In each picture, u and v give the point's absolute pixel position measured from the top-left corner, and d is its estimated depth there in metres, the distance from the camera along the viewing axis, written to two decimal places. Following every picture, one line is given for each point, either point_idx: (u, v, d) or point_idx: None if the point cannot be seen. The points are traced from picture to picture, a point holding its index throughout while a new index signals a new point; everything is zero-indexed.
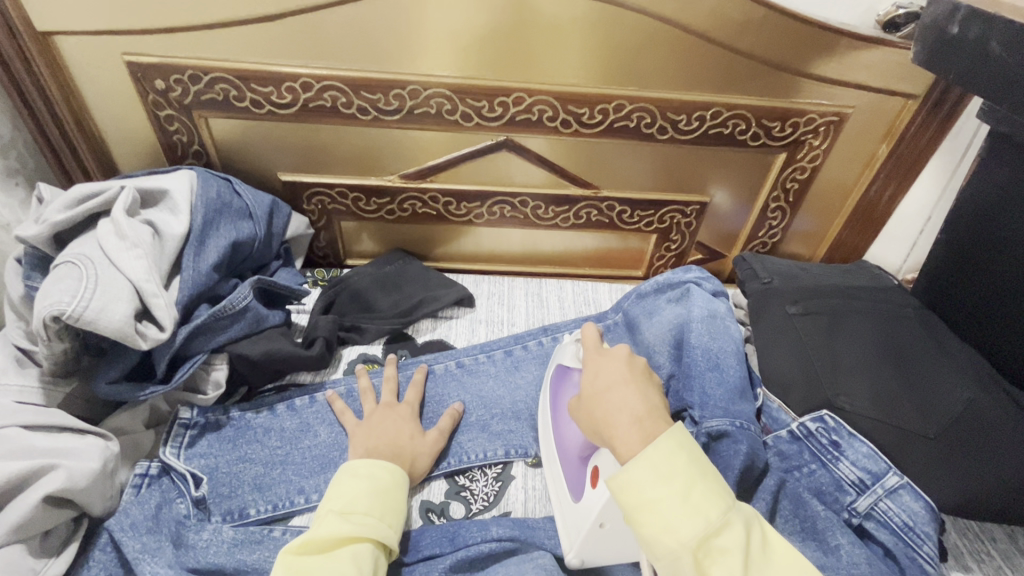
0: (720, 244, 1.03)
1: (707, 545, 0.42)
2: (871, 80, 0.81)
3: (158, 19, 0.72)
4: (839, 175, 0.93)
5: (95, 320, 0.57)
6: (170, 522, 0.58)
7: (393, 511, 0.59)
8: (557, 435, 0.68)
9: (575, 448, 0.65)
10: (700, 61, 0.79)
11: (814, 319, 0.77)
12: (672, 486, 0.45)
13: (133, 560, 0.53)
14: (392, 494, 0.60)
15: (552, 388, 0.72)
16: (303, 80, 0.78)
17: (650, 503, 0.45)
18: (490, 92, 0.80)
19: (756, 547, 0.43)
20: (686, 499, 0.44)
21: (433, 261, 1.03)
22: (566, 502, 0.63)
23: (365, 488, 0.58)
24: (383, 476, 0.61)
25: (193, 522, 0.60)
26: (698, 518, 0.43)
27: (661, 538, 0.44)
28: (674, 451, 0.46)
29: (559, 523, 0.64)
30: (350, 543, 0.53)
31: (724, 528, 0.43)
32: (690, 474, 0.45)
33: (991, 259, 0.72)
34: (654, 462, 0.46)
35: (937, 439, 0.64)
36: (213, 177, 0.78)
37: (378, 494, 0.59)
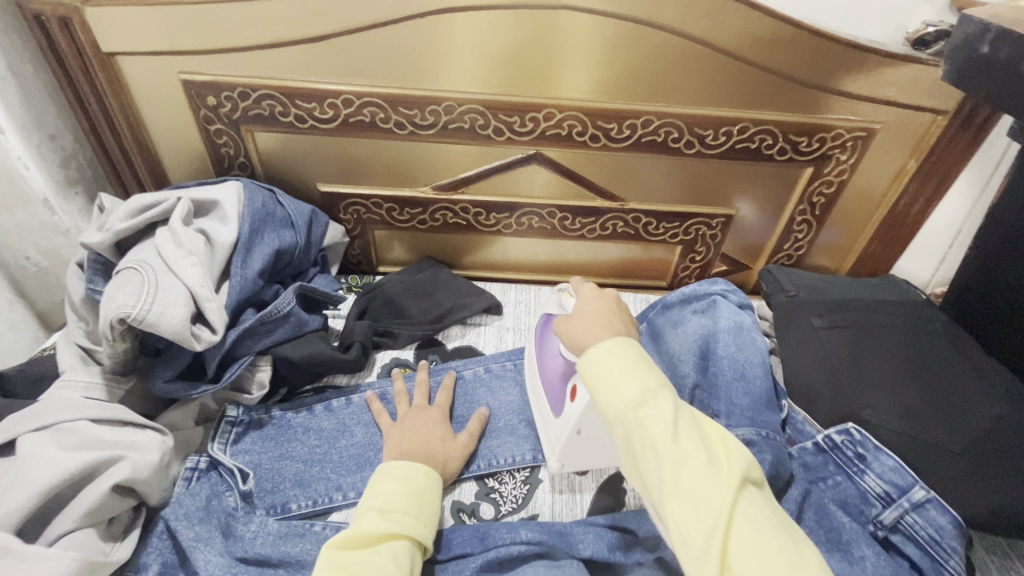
0: (745, 256, 1.04)
1: (643, 405, 0.49)
2: (899, 96, 0.81)
3: (213, 40, 0.77)
4: (867, 188, 0.93)
5: (157, 323, 0.61)
6: (219, 513, 0.62)
7: (429, 512, 0.62)
8: (541, 365, 0.75)
9: (557, 374, 0.72)
10: (727, 77, 0.81)
11: (841, 332, 0.77)
12: (617, 362, 0.53)
13: (188, 547, 0.57)
14: (428, 493, 0.63)
15: (537, 327, 0.79)
16: (345, 97, 0.82)
17: (601, 374, 0.53)
18: (521, 108, 0.83)
19: (689, 414, 0.49)
20: (628, 371, 0.52)
21: (462, 269, 1.06)
22: (548, 416, 0.73)
23: (402, 488, 0.62)
24: (421, 476, 0.64)
25: (241, 514, 0.64)
26: (636, 383, 0.51)
27: (609, 400, 0.51)
28: (625, 343, 0.55)
29: (545, 433, 0.74)
30: (390, 540, 0.56)
31: (662, 391, 0.50)
32: (638, 355, 0.53)
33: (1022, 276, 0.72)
34: (606, 345, 0.55)
35: (966, 455, 0.64)
36: (259, 188, 0.82)
37: (415, 493, 0.62)
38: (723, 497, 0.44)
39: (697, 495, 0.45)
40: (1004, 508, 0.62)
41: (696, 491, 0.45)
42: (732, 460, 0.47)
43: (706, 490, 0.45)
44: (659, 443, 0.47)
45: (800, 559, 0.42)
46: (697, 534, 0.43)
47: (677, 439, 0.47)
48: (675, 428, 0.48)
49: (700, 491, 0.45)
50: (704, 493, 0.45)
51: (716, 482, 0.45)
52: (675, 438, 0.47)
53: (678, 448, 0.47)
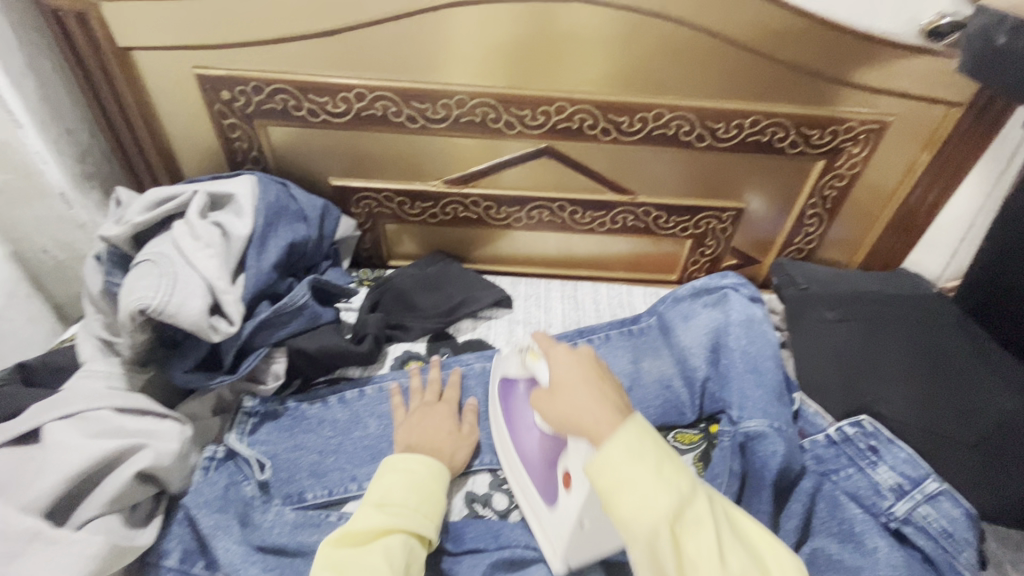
0: (755, 250, 1.04)
1: (681, 517, 0.43)
2: (913, 88, 0.81)
3: (227, 34, 0.78)
4: (878, 181, 0.93)
5: (176, 314, 0.62)
6: (238, 503, 0.64)
7: (434, 503, 0.62)
8: (516, 446, 0.69)
9: (539, 452, 0.67)
10: (740, 70, 0.80)
11: (852, 325, 0.77)
12: (643, 464, 0.45)
13: (208, 535, 0.59)
14: (434, 484, 0.64)
15: (500, 399, 0.73)
16: (357, 90, 0.82)
17: (624, 479, 0.45)
18: (533, 102, 0.83)
19: (727, 524, 0.44)
20: (656, 476, 0.45)
21: (472, 263, 1.07)
22: (541, 510, 0.65)
23: (405, 482, 0.62)
24: (424, 469, 0.64)
25: (258, 503, 0.65)
26: (669, 490, 0.44)
27: (636, 517, 0.44)
28: (643, 439, 0.47)
29: (539, 533, 0.65)
30: (386, 535, 0.57)
31: (695, 501, 0.44)
32: (661, 453, 0.46)
33: None
34: (620, 439, 0.47)
35: (978, 447, 0.65)
36: (272, 181, 0.83)
37: (416, 487, 0.62)
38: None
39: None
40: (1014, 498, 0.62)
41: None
42: (780, 570, 0.43)
43: None
44: (707, 572, 0.41)
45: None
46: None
47: (726, 564, 0.41)
48: (721, 550, 0.42)
49: None
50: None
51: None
52: (723, 562, 0.41)
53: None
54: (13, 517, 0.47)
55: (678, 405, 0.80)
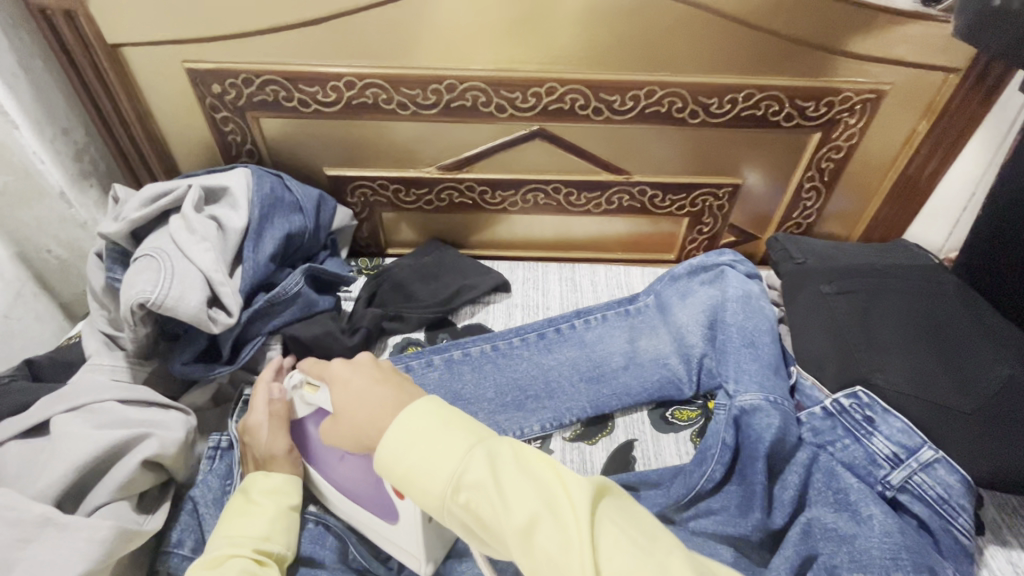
0: (752, 226, 1.03)
1: (461, 485, 0.44)
2: (908, 55, 0.79)
3: (216, 27, 0.78)
4: (876, 151, 0.91)
5: (175, 307, 0.63)
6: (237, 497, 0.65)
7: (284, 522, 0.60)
8: (333, 481, 0.64)
9: (361, 475, 0.62)
10: (731, 44, 0.79)
11: (850, 299, 0.77)
12: (415, 448, 0.45)
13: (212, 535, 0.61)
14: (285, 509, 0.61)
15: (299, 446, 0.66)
16: (346, 79, 0.82)
17: (405, 470, 0.45)
18: (523, 84, 0.82)
19: (510, 463, 0.45)
20: (428, 455, 0.45)
21: (469, 248, 1.07)
22: (384, 528, 0.61)
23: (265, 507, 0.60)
24: (279, 492, 0.62)
25: None
26: (445, 464, 0.44)
27: (428, 498, 0.45)
28: (414, 416, 0.47)
29: (390, 547, 0.62)
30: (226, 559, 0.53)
31: (472, 458, 0.44)
32: (428, 427, 0.46)
33: None
34: (392, 433, 0.47)
35: (977, 415, 0.64)
36: (266, 173, 0.84)
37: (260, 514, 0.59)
38: (576, 546, 0.40)
39: (553, 558, 0.41)
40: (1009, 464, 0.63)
41: (552, 554, 0.41)
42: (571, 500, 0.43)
43: (557, 551, 0.41)
44: (497, 519, 0.42)
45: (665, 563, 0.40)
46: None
47: (508, 506, 0.42)
48: (502, 498, 0.43)
49: (556, 555, 0.41)
50: (558, 553, 0.40)
51: (566, 532, 0.41)
52: (504, 507, 0.42)
53: (514, 515, 0.42)
54: (28, 504, 0.49)
55: (675, 380, 0.80)
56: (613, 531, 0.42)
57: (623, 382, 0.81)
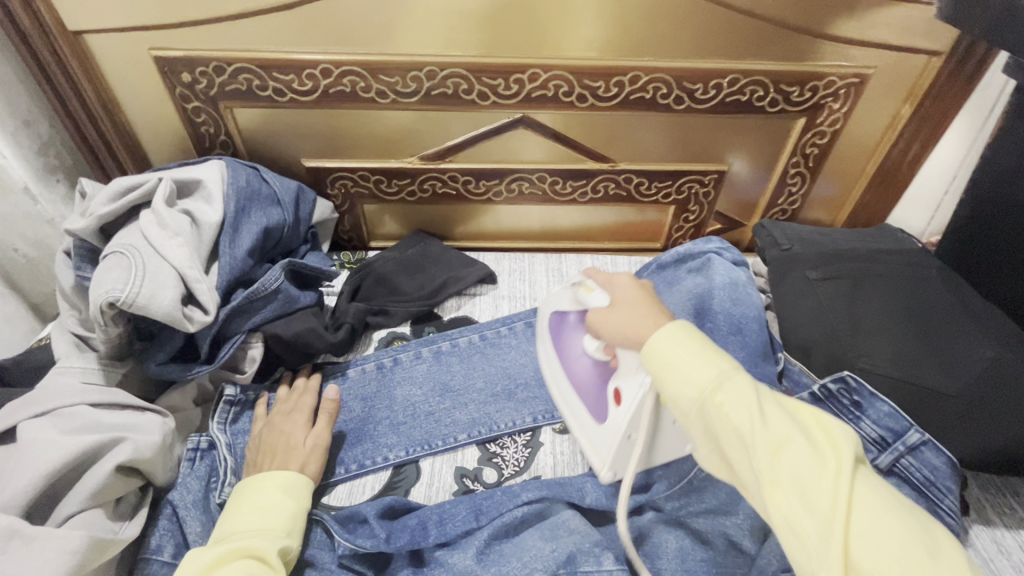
0: (738, 213, 1.03)
1: (721, 389, 0.44)
2: (892, 38, 0.79)
3: (183, 13, 0.74)
4: (859, 136, 0.91)
5: (147, 305, 0.61)
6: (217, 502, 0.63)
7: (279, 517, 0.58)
8: (568, 372, 0.69)
9: (589, 376, 0.66)
10: (717, 27, 0.78)
11: (836, 284, 0.77)
12: (686, 348, 0.47)
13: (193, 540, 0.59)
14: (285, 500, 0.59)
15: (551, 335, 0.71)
16: (323, 66, 0.79)
17: (668, 362, 0.47)
18: (505, 70, 0.80)
19: (771, 394, 0.45)
20: (696, 356, 0.47)
21: (454, 240, 1.06)
22: (589, 426, 0.65)
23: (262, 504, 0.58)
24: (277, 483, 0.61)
25: None
26: (711, 366, 0.46)
27: (682, 391, 0.46)
28: (686, 326, 0.49)
29: (586, 445, 0.65)
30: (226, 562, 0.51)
31: (737, 375, 0.45)
32: (702, 340, 0.48)
33: (1014, 231, 0.72)
34: (667, 329, 0.49)
35: (961, 397, 0.65)
36: (242, 165, 0.81)
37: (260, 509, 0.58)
38: (833, 478, 0.39)
39: (801, 488, 0.40)
40: (991, 445, 0.64)
41: (800, 474, 0.40)
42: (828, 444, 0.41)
43: (812, 476, 0.40)
44: (746, 434, 0.42)
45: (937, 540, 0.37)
46: (811, 527, 0.39)
47: (764, 421, 0.42)
48: (760, 412, 0.43)
49: (808, 478, 0.40)
50: (809, 477, 0.40)
51: (823, 464, 0.40)
52: (764, 423, 0.42)
53: (767, 430, 0.42)
54: None
55: None
56: (870, 485, 0.40)
57: None
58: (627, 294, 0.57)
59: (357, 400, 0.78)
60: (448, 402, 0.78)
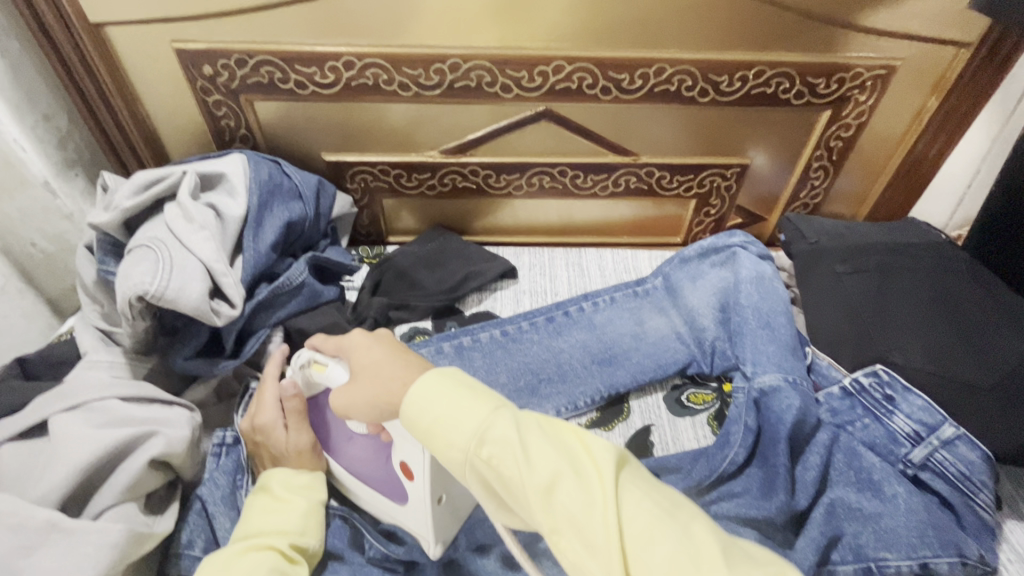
0: (759, 207, 1.02)
1: (483, 441, 0.44)
2: (921, 29, 0.78)
3: (207, 5, 0.74)
4: (885, 128, 0.90)
5: (176, 299, 0.60)
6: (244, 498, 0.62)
7: (297, 513, 0.58)
8: (341, 462, 0.63)
9: (370, 461, 0.61)
10: (742, 19, 0.77)
11: (864, 278, 0.76)
12: (443, 401, 0.46)
13: (224, 535, 0.58)
14: (295, 499, 0.59)
15: None
16: (346, 59, 0.79)
17: (433, 420, 0.46)
18: (530, 62, 0.80)
19: (533, 424, 0.45)
20: (455, 408, 0.45)
21: (472, 235, 1.05)
22: (392, 508, 0.62)
23: (277, 504, 0.58)
24: (286, 483, 0.60)
25: None
26: (470, 419, 0.44)
27: (449, 449, 0.45)
28: (445, 376, 0.48)
29: (399, 522, 0.62)
30: (245, 555, 0.51)
31: (497, 419, 0.44)
32: (462, 386, 0.47)
33: None
34: (420, 383, 0.47)
35: (995, 392, 0.64)
36: (263, 159, 0.80)
37: (277, 507, 0.57)
38: (604, 509, 0.40)
39: (576, 521, 0.40)
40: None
41: (573, 513, 0.40)
42: (595, 467, 0.42)
43: (581, 513, 0.40)
44: (521, 479, 0.42)
45: (704, 543, 0.38)
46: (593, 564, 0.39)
47: (529, 466, 0.42)
48: (524, 455, 0.42)
49: (577, 516, 0.40)
50: (579, 514, 0.40)
51: (589, 495, 0.41)
52: (530, 465, 0.42)
53: (535, 475, 0.42)
54: (29, 508, 0.46)
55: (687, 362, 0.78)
56: (645, 498, 0.41)
57: (638, 363, 0.80)
58: (368, 357, 0.53)
59: None
60: None
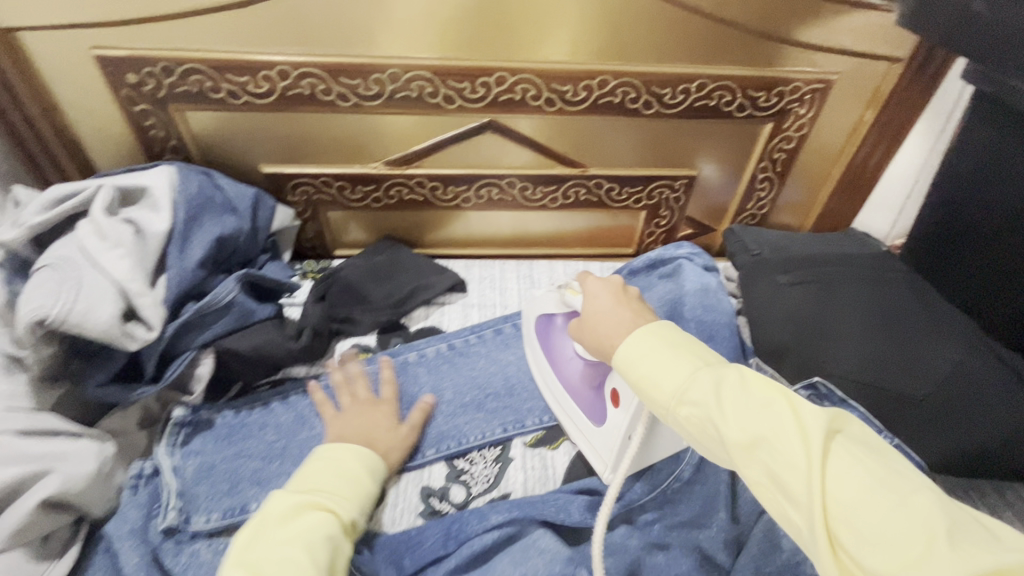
0: (708, 218, 1.03)
1: (683, 400, 0.44)
2: (854, 45, 0.80)
3: (128, 12, 0.70)
4: (825, 141, 0.92)
5: (82, 323, 0.56)
6: (155, 535, 0.59)
7: (358, 496, 0.58)
8: (559, 373, 0.73)
9: (582, 379, 0.70)
10: (684, 32, 0.78)
11: (805, 289, 0.76)
12: (646, 359, 0.47)
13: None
14: (361, 479, 0.60)
15: (539, 338, 0.76)
16: (280, 68, 0.76)
17: (638, 377, 0.47)
18: (472, 73, 0.78)
19: (739, 382, 0.42)
20: (657, 366, 0.46)
21: (423, 247, 1.03)
22: (587, 428, 0.69)
23: (348, 472, 0.59)
24: (356, 459, 0.61)
25: (177, 538, 0.60)
26: (672, 377, 0.45)
27: (654, 404, 0.46)
28: (647, 332, 0.48)
29: (586, 445, 0.70)
30: (304, 514, 0.52)
31: (699, 379, 0.44)
32: (669, 340, 0.47)
33: (975, 236, 0.73)
34: (628, 341, 0.48)
35: (926, 403, 0.65)
36: (194, 171, 0.76)
37: (343, 477, 0.59)
38: (809, 474, 0.37)
39: (776, 476, 0.39)
40: (959, 450, 0.64)
41: (777, 471, 0.38)
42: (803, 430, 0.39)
43: (785, 470, 0.38)
44: (718, 432, 0.42)
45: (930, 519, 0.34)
46: (800, 521, 0.38)
47: (729, 422, 0.41)
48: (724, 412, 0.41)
49: (782, 475, 0.38)
50: (785, 474, 0.38)
51: (797, 458, 0.38)
52: (726, 419, 0.41)
53: (738, 430, 0.40)
54: None
55: None
56: (856, 466, 0.37)
57: None
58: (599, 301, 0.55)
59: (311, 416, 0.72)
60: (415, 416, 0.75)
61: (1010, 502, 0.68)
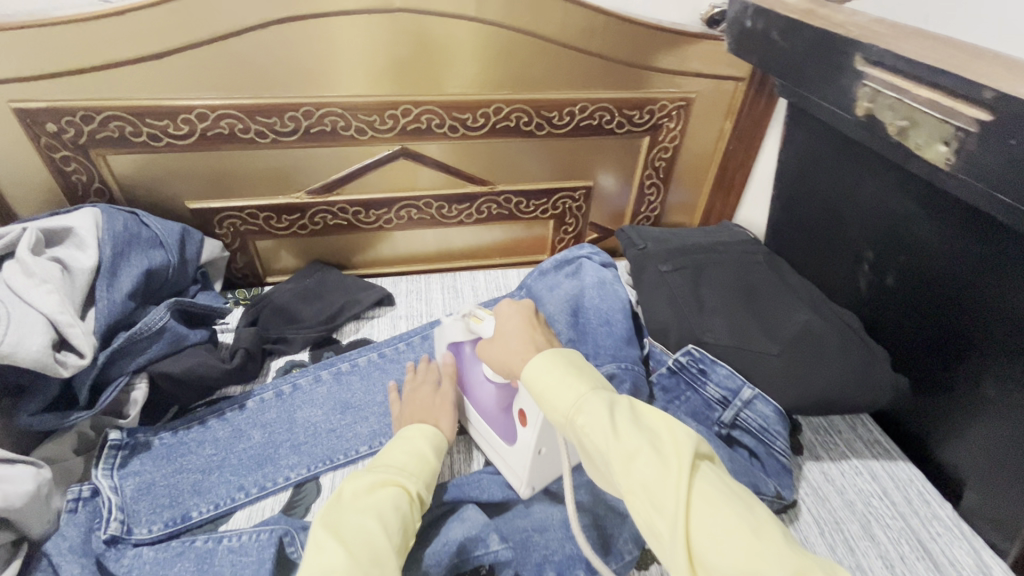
0: (611, 222, 1.16)
1: (579, 412, 0.50)
2: (704, 69, 0.95)
3: (45, 67, 0.75)
4: (697, 150, 1.07)
5: (13, 353, 0.59)
6: (96, 547, 0.61)
7: (427, 473, 0.62)
8: (472, 398, 0.74)
9: (495, 404, 0.71)
10: (562, 64, 0.91)
11: (682, 274, 0.89)
12: (551, 374, 0.53)
13: None
14: (427, 459, 0.64)
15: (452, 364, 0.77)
16: (199, 111, 0.82)
17: (542, 390, 0.53)
18: (379, 107, 0.88)
19: (627, 409, 0.49)
20: (560, 382, 0.52)
21: (352, 269, 1.09)
22: (503, 448, 0.72)
23: (415, 449, 0.64)
24: (421, 437, 0.66)
25: (114, 550, 0.62)
26: (572, 393, 0.51)
27: (553, 413, 0.52)
28: (554, 354, 0.56)
29: (504, 463, 0.73)
30: (381, 486, 0.57)
31: (592, 396, 0.50)
32: (573, 364, 0.55)
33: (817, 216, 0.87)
34: (539, 359, 0.55)
35: (780, 354, 0.77)
36: (120, 211, 0.81)
37: (412, 454, 0.63)
38: (680, 486, 0.42)
39: (648, 486, 0.44)
40: (823, 394, 0.73)
41: (649, 481, 0.44)
42: (677, 451, 0.45)
43: (658, 482, 0.43)
44: (604, 444, 0.47)
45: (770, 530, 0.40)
46: (665, 529, 0.42)
47: (616, 436, 0.46)
48: (612, 428, 0.47)
49: (652, 485, 0.43)
50: (657, 485, 0.43)
51: (668, 470, 0.43)
52: (617, 432, 0.47)
53: (620, 443, 0.46)
54: None
55: None
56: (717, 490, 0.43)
57: None
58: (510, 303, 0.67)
59: (248, 428, 0.77)
60: (350, 418, 0.80)
61: (860, 433, 0.82)
